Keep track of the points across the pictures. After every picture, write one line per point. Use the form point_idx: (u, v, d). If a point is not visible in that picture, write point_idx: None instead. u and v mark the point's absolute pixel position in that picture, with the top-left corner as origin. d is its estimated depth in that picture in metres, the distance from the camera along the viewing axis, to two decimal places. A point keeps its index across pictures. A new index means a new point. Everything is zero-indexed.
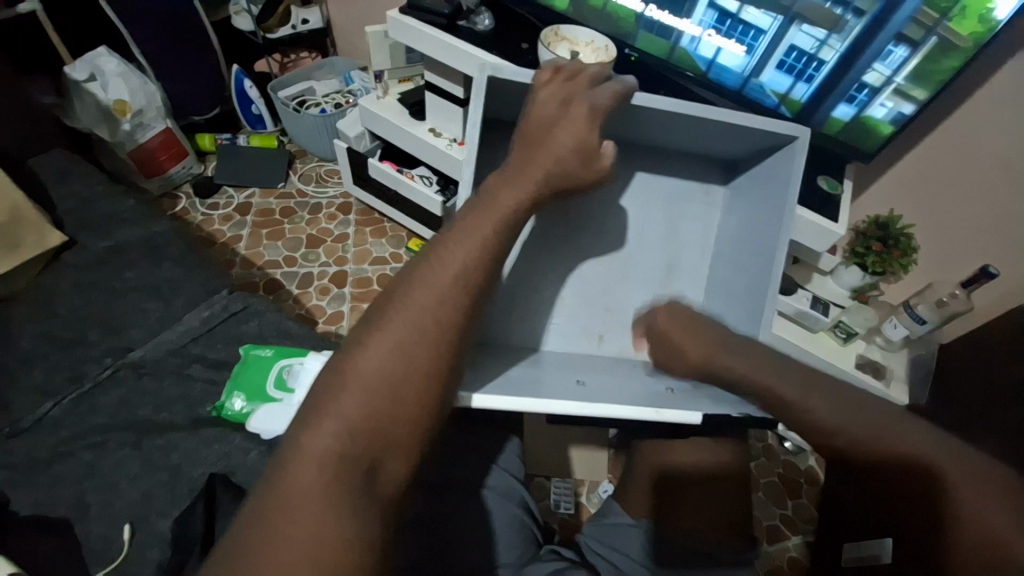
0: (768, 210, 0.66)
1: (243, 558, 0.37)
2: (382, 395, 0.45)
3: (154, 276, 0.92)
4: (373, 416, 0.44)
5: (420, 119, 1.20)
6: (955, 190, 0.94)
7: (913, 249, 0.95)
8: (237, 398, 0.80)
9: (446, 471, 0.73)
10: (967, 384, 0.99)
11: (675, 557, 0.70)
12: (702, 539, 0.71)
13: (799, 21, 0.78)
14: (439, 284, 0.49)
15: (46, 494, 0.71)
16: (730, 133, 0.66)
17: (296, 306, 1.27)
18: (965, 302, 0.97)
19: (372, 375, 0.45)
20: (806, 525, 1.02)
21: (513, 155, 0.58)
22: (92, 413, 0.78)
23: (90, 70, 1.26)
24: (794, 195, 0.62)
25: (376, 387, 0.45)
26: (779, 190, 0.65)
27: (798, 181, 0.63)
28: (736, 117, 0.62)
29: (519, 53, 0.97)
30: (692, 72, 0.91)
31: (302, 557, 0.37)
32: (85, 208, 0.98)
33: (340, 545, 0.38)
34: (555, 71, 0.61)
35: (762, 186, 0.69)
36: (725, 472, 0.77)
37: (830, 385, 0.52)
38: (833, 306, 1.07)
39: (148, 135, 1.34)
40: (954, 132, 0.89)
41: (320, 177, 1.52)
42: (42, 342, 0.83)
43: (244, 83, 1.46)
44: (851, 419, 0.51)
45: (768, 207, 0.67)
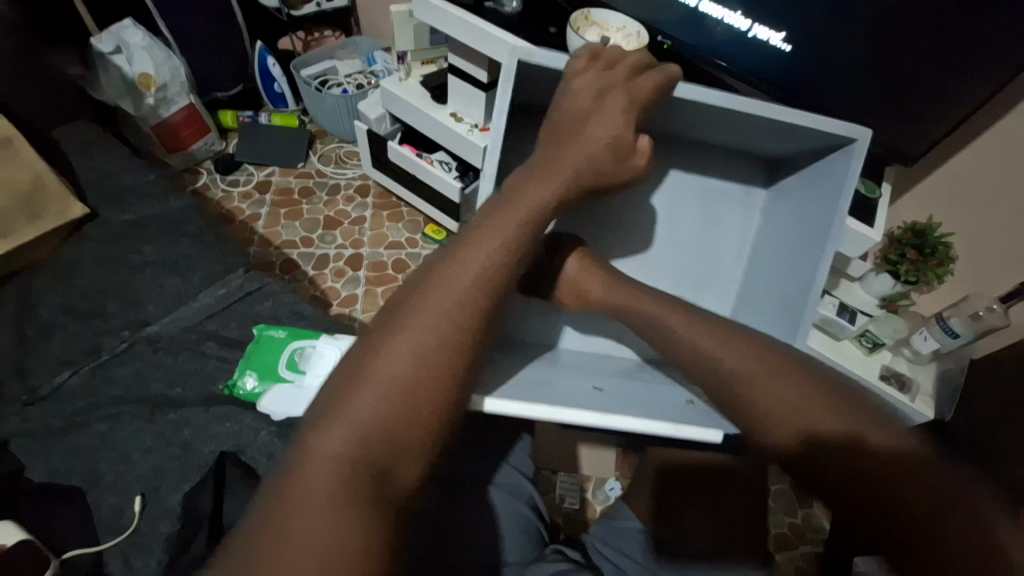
0: (813, 218, 0.62)
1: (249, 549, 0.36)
2: (397, 400, 0.43)
3: (171, 251, 0.92)
4: (386, 420, 0.43)
5: (441, 103, 1.18)
6: (1003, 198, 0.88)
7: (951, 259, 0.91)
8: (248, 378, 0.80)
9: (453, 463, 0.71)
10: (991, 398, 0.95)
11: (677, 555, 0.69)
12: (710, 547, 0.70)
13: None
14: (460, 285, 0.47)
15: (61, 463, 0.72)
16: (778, 132, 0.62)
17: (311, 287, 1.28)
18: (1004, 317, 0.92)
19: (388, 378, 0.44)
20: (817, 536, 1.00)
21: (542, 145, 0.56)
22: (107, 384, 0.79)
23: (116, 41, 1.26)
24: (842, 204, 0.59)
25: (391, 391, 0.43)
26: (826, 198, 0.61)
27: (847, 190, 0.59)
28: (786, 115, 0.58)
29: (545, 37, 0.94)
30: (724, 61, 0.87)
31: (311, 558, 0.36)
32: (107, 181, 0.98)
33: (349, 550, 0.37)
34: (588, 55, 0.58)
35: (807, 192, 0.65)
36: (729, 470, 0.77)
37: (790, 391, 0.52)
38: (861, 315, 1.03)
39: (171, 110, 1.34)
40: (1005, 137, 0.84)
41: (339, 158, 1.51)
42: (61, 313, 0.84)
43: (268, 60, 1.46)
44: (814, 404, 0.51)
45: (811, 213, 0.63)
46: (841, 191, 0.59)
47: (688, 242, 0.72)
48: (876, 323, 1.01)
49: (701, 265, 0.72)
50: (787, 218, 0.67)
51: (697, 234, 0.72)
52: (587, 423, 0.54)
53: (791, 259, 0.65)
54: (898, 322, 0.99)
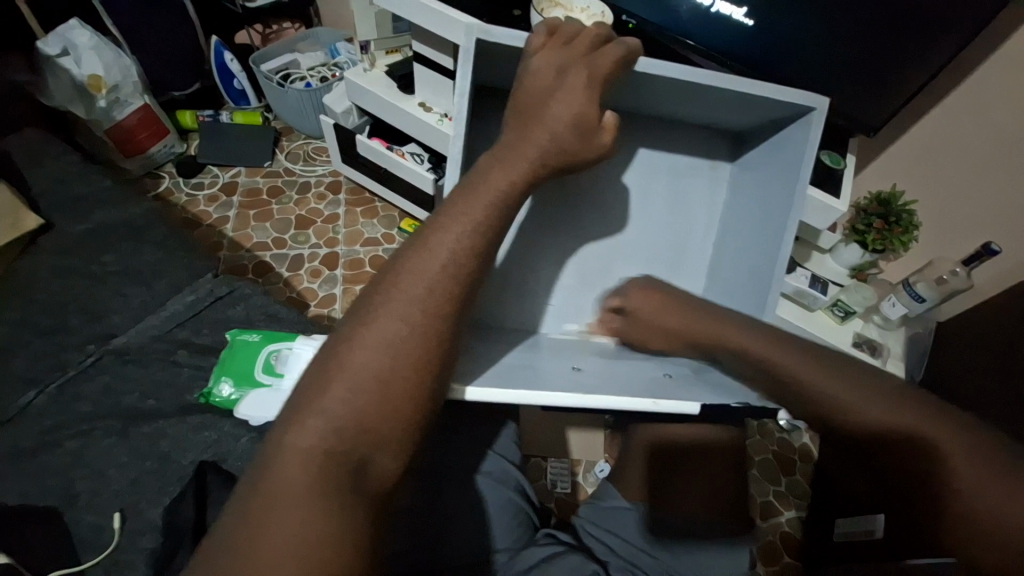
0: (778, 188, 0.63)
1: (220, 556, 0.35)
2: (370, 394, 0.43)
3: (134, 259, 0.89)
4: (361, 415, 0.42)
5: (408, 93, 1.15)
6: (959, 163, 0.91)
7: (914, 225, 0.94)
8: (224, 384, 0.78)
9: (440, 456, 0.71)
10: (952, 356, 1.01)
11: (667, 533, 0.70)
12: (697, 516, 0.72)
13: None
14: (428, 274, 0.47)
15: (31, 485, 0.69)
16: (739, 104, 0.62)
17: (287, 289, 1.25)
18: (966, 280, 0.97)
19: (359, 374, 0.43)
20: (799, 501, 1.03)
21: (508, 130, 0.55)
22: (76, 401, 0.76)
23: (62, 44, 1.20)
24: (806, 172, 0.60)
25: (363, 385, 0.43)
26: (789, 167, 0.62)
27: (808, 159, 0.60)
28: (748, 86, 0.58)
29: (510, 20, 0.92)
30: (692, 41, 0.87)
31: (289, 559, 0.36)
32: (60, 188, 0.94)
33: (325, 546, 0.37)
34: (551, 35, 0.57)
35: (772, 162, 0.66)
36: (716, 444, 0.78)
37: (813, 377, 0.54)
38: (832, 285, 1.06)
39: (125, 112, 1.28)
40: (961, 105, 0.86)
41: (307, 154, 1.47)
42: (20, 329, 0.80)
43: (224, 55, 1.40)
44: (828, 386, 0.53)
45: (776, 184, 0.64)
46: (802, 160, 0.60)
47: (660, 219, 0.72)
48: (846, 292, 1.04)
49: (671, 241, 0.73)
50: (752, 190, 0.68)
51: (668, 211, 0.72)
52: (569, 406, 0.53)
53: (759, 229, 0.65)
54: (868, 291, 1.02)
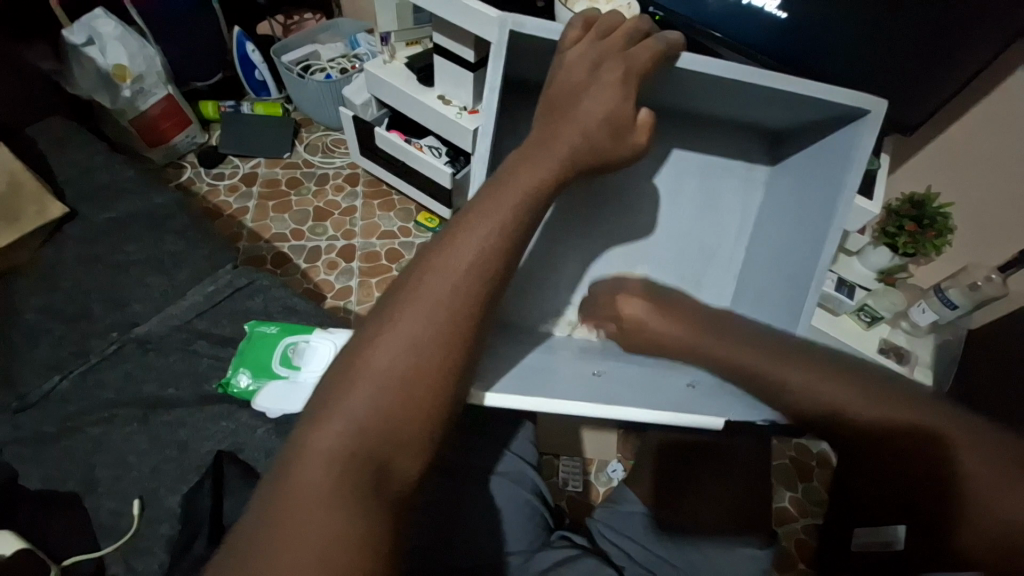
0: (821, 191, 0.61)
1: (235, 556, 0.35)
2: (395, 395, 0.42)
3: (156, 249, 0.90)
4: (385, 416, 0.42)
5: (428, 86, 1.14)
6: (1001, 165, 0.87)
7: (949, 229, 0.90)
8: (242, 375, 0.79)
9: (453, 454, 0.71)
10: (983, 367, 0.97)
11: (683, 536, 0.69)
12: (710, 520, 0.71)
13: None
14: (454, 276, 0.46)
15: (56, 469, 0.71)
16: (781, 102, 0.60)
17: (304, 280, 1.26)
18: (1002, 287, 0.92)
19: (383, 375, 0.43)
20: (817, 509, 1.02)
21: (535, 128, 0.54)
22: (99, 388, 0.78)
23: (88, 32, 1.21)
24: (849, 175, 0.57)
25: (388, 386, 0.42)
26: (834, 171, 0.59)
27: (857, 163, 0.56)
28: (790, 84, 0.55)
29: (533, 12, 0.90)
30: (719, 32, 0.84)
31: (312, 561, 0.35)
32: (85, 178, 0.95)
33: (354, 548, 0.36)
34: (586, 28, 0.55)
35: (813, 165, 0.63)
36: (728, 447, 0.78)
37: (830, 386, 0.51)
38: (858, 288, 1.03)
39: (149, 102, 1.29)
40: (1009, 102, 0.81)
41: (326, 146, 1.47)
42: (46, 316, 0.82)
43: (246, 46, 1.41)
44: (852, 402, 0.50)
45: (817, 186, 0.61)
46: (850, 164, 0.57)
47: (690, 221, 0.70)
48: (873, 297, 1.01)
49: (700, 243, 0.71)
50: (790, 193, 0.66)
51: (700, 213, 0.71)
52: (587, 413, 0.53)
53: (797, 234, 0.63)
54: (895, 295, 0.99)
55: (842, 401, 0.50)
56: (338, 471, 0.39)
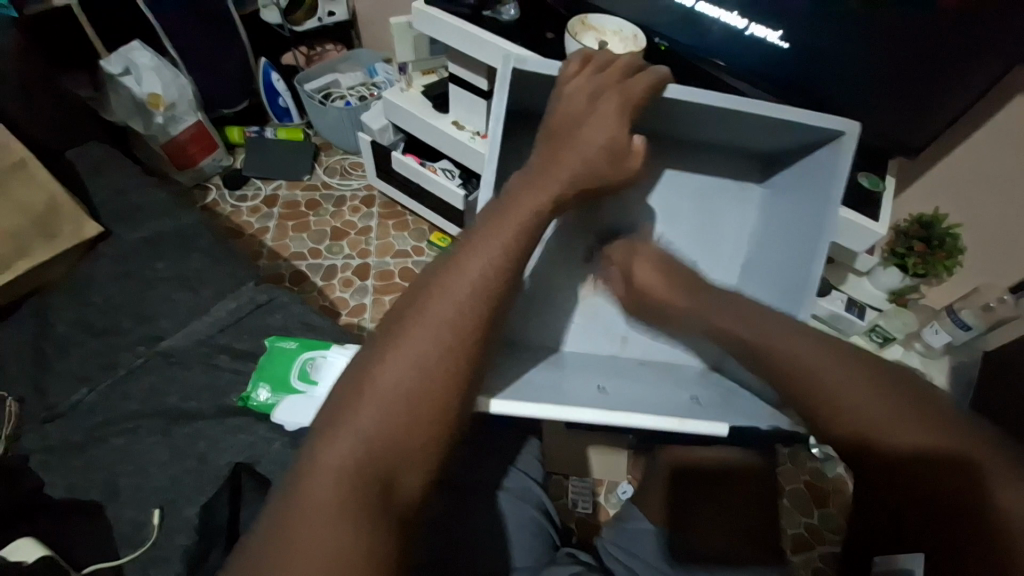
0: (809, 210, 0.63)
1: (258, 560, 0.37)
2: (401, 413, 0.44)
3: (182, 266, 0.94)
4: (391, 432, 0.44)
5: (443, 111, 1.19)
6: (1008, 187, 0.88)
7: (959, 250, 0.91)
8: (261, 389, 0.82)
9: (461, 469, 0.72)
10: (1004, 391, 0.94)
11: (690, 559, 0.68)
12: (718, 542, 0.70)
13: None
14: (458, 294, 0.48)
15: (81, 478, 0.74)
16: (766, 129, 0.63)
17: (319, 298, 1.29)
18: (1016, 308, 0.92)
19: (389, 393, 0.45)
20: (834, 535, 0.99)
21: (539, 150, 0.57)
22: (124, 400, 0.81)
23: (124, 63, 1.29)
24: (835, 194, 0.59)
25: (393, 406, 0.44)
26: (821, 190, 0.62)
27: (840, 182, 0.59)
28: (774, 111, 0.59)
29: (545, 44, 0.95)
30: (723, 61, 0.88)
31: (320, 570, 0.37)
32: (119, 199, 1.01)
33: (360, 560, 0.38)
34: (584, 62, 0.59)
35: (802, 186, 0.65)
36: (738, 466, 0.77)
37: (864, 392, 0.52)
38: (869, 309, 1.03)
39: (180, 127, 1.37)
40: (1013, 125, 0.83)
41: (343, 169, 1.53)
42: (77, 330, 0.86)
43: (271, 75, 1.50)
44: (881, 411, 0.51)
45: (806, 206, 0.64)
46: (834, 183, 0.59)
47: (686, 240, 0.72)
48: (885, 317, 1.01)
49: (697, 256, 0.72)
50: (783, 213, 0.68)
51: (696, 232, 0.72)
52: (591, 421, 0.54)
53: (789, 251, 0.64)
54: (908, 316, 0.99)
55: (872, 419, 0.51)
56: (346, 486, 0.41)
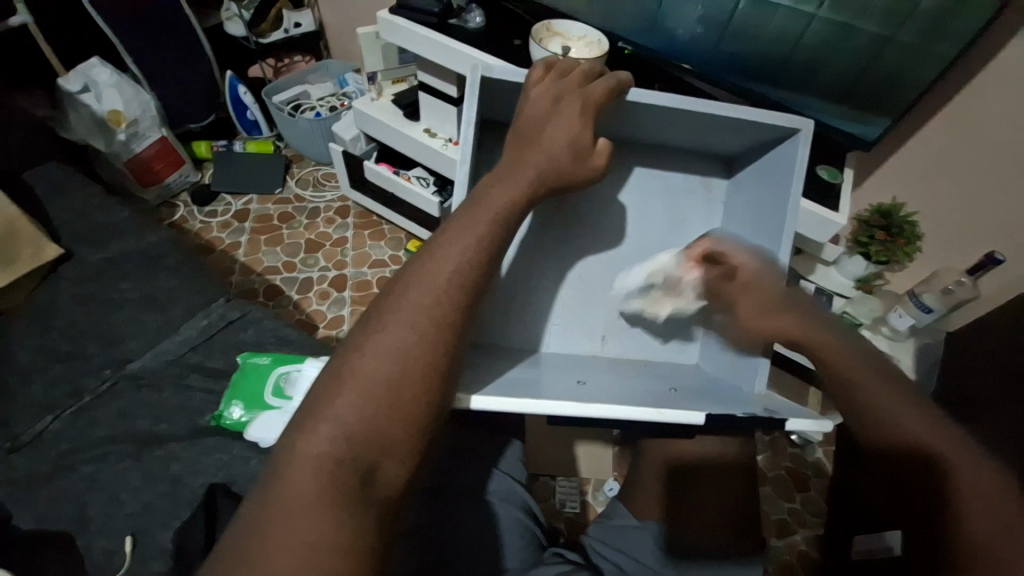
0: (769, 205, 0.65)
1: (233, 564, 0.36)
2: (380, 399, 0.44)
3: (150, 285, 0.92)
4: (371, 419, 0.43)
5: (415, 120, 1.19)
6: (959, 174, 0.92)
7: (917, 236, 0.94)
8: (234, 407, 0.79)
9: (443, 474, 0.72)
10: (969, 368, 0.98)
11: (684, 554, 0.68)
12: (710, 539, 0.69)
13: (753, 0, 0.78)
14: (436, 283, 0.48)
15: (47, 510, 0.71)
16: (726, 129, 0.65)
17: (296, 311, 1.27)
18: (973, 290, 0.96)
19: (371, 381, 0.44)
20: (816, 519, 1.01)
21: (507, 151, 0.57)
22: (92, 426, 0.78)
23: (83, 80, 1.25)
24: (793, 188, 0.61)
25: (374, 392, 0.44)
26: (780, 185, 0.64)
27: (797, 176, 0.61)
28: (731, 111, 0.60)
29: (512, 50, 0.96)
30: (689, 64, 0.90)
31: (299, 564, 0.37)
32: (81, 220, 0.97)
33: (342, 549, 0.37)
34: (548, 69, 0.60)
35: (762, 181, 0.67)
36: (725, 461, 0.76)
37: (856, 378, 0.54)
38: (837, 298, 1.08)
39: (143, 144, 1.34)
40: (960, 115, 0.87)
41: (316, 180, 1.52)
42: (39, 356, 0.83)
43: (238, 89, 1.47)
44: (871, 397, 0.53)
45: (767, 201, 0.65)
46: (791, 178, 0.61)
47: (656, 238, 0.73)
48: (852, 304, 1.06)
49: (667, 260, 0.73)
50: (747, 209, 0.69)
51: (665, 231, 0.74)
52: (568, 413, 0.54)
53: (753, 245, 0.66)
54: (874, 302, 1.05)
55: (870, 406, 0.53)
56: (327, 476, 0.40)
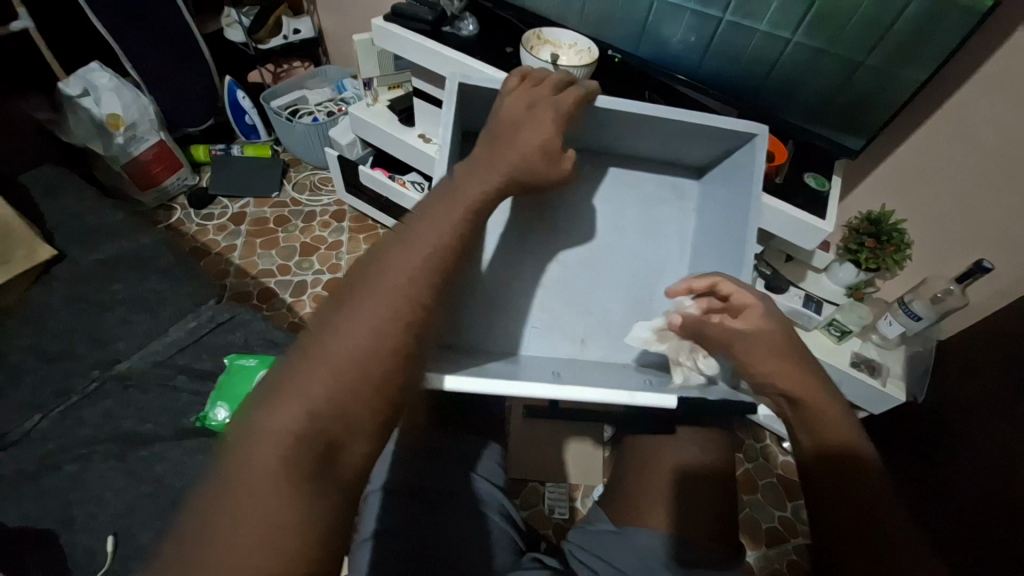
0: (735, 206, 0.67)
1: (188, 552, 0.36)
2: (349, 372, 0.44)
3: (140, 287, 0.93)
4: (339, 392, 0.43)
5: (409, 125, 1.20)
6: (946, 183, 0.93)
7: (906, 244, 0.94)
8: (219, 408, 0.80)
9: (414, 474, 0.70)
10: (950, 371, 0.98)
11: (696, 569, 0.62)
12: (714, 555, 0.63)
13: (730, 27, 0.82)
14: (411, 264, 0.49)
15: (29, 509, 0.71)
16: (690, 135, 0.67)
17: (289, 314, 1.28)
18: (962, 298, 0.95)
19: (340, 356, 0.44)
20: (805, 527, 1.01)
21: (479, 151, 0.57)
22: (78, 425, 0.78)
23: (83, 84, 1.27)
24: (755, 187, 0.63)
25: (341, 366, 0.44)
26: (743, 187, 0.66)
27: (758, 177, 0.64)
28: (693, 117, 0.63)
29: (503, 57, 0.97)
30: (684, 74, 0.91)
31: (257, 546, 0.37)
32: (75, 221, 0.99)
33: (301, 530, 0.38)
34: (522, 78, 0.61)
35: (729, 185, 0.69)
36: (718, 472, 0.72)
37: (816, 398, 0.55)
38: (828, 305, 1.07)
39: (141, 148, 1.35)
40: (946, 125, 0.87)
41: (313, 185, 1.53)
42: (28, 355, 0.83)
43: (236, 94, 1.48)
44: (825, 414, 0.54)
45: (733, 204, 0.67)
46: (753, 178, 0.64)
47: (631, 243, 0.74)
48: (841, 311, 1.02)
49: (644, 265, 0.74)
50: (716, 213, 0.71)
51: (640, 236, 0.74)
52: (545, 396, 0.55)
53: (722, 247, 0.67)
54: (863, 309, 1.01)
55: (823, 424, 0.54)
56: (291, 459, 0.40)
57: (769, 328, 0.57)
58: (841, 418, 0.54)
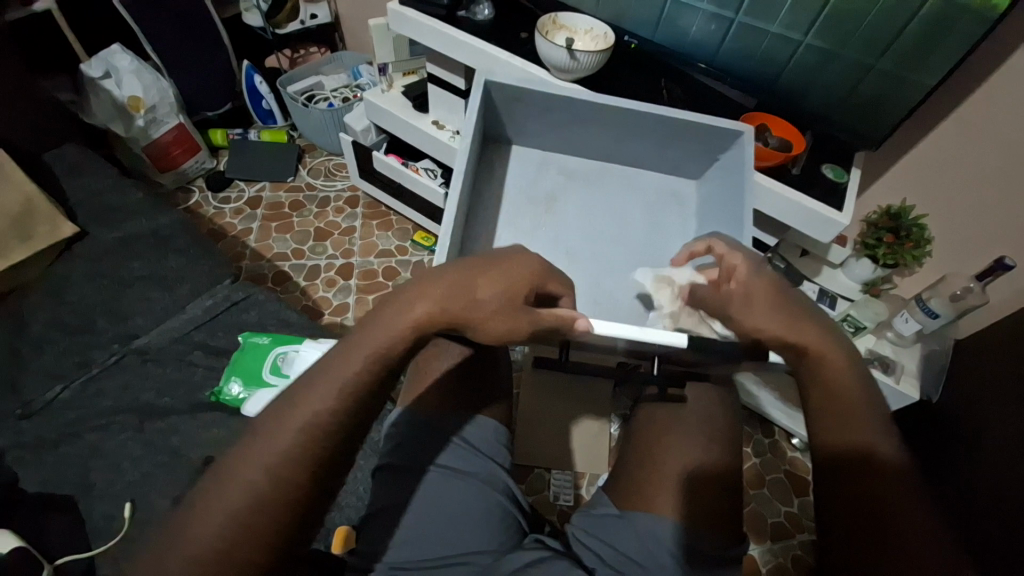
0: (732, 199, 0.72)
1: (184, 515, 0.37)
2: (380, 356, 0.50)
3: (158, 266, 0.95)
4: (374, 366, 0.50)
5: (423, 112, 1.20)
6: (971, 178, 0.90)
7: (925, 241, 0.92)
8: (234, 384, 0.84)
9: (415, 453, 0.70)
10: (970, 369, 0.96)
11: (700, 560, 0.61)
12: (718, 546, 0.63)
13: (740, 31, 0.83)
14: (450, 283, 0.51)
15: (52, 474, 0.74)
16: (683, 136, 0.76)
17: (303, 297, 1.30)
18: (981, 296, 0.93)
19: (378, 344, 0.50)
20: (810, 523, 1.01)
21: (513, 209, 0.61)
22: (98, 396, 0.81)
23: (104, 66, 1.29)
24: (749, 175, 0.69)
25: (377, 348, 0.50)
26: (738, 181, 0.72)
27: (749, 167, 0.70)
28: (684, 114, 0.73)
29: (517, 43, 0.97)
30: (704, 64, 0.89)
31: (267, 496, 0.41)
32: (96, 200, 1.01)
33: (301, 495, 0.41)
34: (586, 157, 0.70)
35: (726, 185, 0.75)
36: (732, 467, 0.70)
37: (841, 395, 0.55)
38: (841, 300, 1.06)
39: (161, 130, 1.37)
40: (973, 117, 0.85)
41: (328, 171, 1.55)
42: (51, 329, 0.86)
43: (254, 79, 1.50)
44: (848, 411, 0.54)
45: (730, 201, 0.73)
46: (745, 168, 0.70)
47: (634, 242, 0.78)
48: (856, 307, 1.01)
49: (642, 261, 0.77)
50: (717, 213, 0.75)
51: (643, 237, 0.78)
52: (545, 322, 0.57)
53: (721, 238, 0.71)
54: (880, 306, 0.99)
55: (843, 425, 0.54)
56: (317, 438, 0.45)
57: (764, 292, 0.56)
58: (861, 416, 0.54)
